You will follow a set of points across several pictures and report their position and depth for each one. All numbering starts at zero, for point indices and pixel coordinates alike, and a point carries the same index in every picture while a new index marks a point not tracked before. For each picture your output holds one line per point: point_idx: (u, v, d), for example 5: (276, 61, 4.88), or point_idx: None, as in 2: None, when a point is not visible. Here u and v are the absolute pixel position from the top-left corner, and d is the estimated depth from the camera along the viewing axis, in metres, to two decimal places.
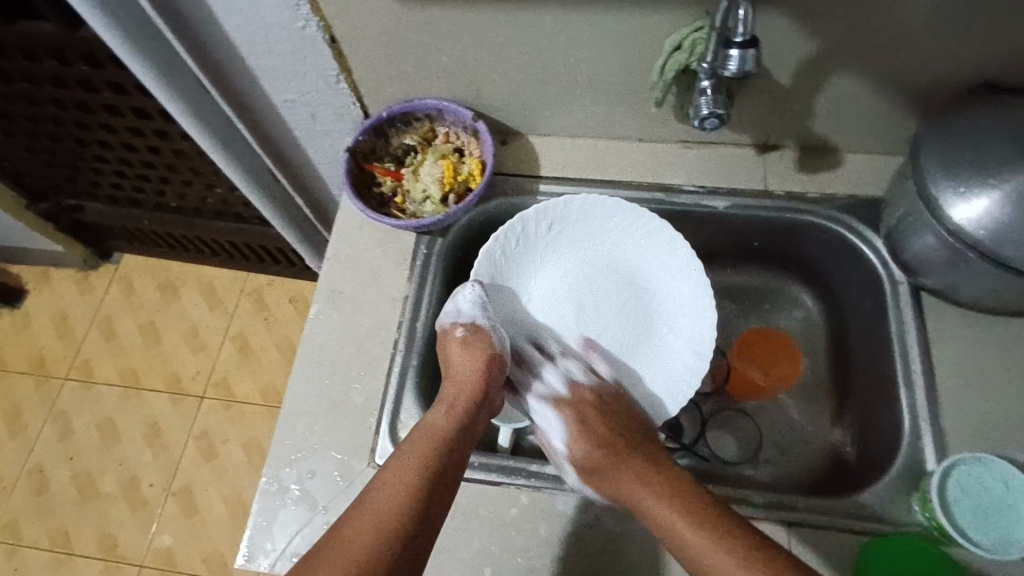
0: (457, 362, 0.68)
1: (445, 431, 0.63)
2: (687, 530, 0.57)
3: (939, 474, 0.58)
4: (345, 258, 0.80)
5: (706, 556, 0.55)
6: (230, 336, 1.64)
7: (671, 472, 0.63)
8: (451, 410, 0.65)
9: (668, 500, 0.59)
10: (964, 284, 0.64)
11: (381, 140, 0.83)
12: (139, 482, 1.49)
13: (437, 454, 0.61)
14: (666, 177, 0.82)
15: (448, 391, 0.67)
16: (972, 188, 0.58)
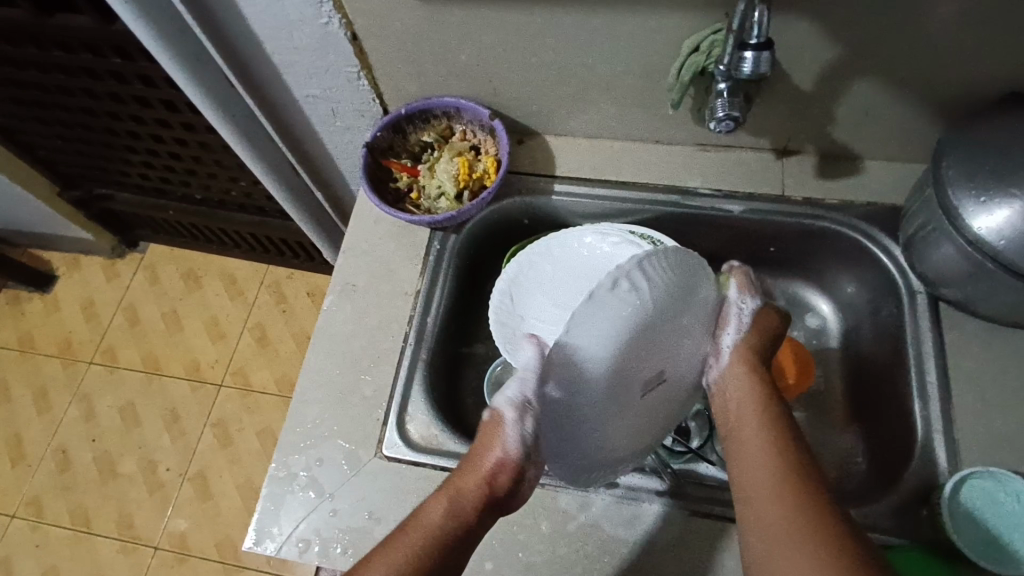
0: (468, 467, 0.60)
1: (443, 526, 0.57)
2: (776, 472, 0.56)
3: (949, 487, 0.57)
4: (360, 251, 0.81)
5: (773, 493, 0.55)
6: (249, 326, 1.67)
7: (778, 420, 0.62)
8: (452, 500, 0.59)
9: (779, 445, 0.59)
10: (985, 295, 0.62)
11: (399, 136, 0.84)
12: (157, 466, 1.52)
13: (433, 553, 0.55)
14: (681, 179, 0.81)
15: (455, 482, 0.60)
16: (994, 198, 0.57)
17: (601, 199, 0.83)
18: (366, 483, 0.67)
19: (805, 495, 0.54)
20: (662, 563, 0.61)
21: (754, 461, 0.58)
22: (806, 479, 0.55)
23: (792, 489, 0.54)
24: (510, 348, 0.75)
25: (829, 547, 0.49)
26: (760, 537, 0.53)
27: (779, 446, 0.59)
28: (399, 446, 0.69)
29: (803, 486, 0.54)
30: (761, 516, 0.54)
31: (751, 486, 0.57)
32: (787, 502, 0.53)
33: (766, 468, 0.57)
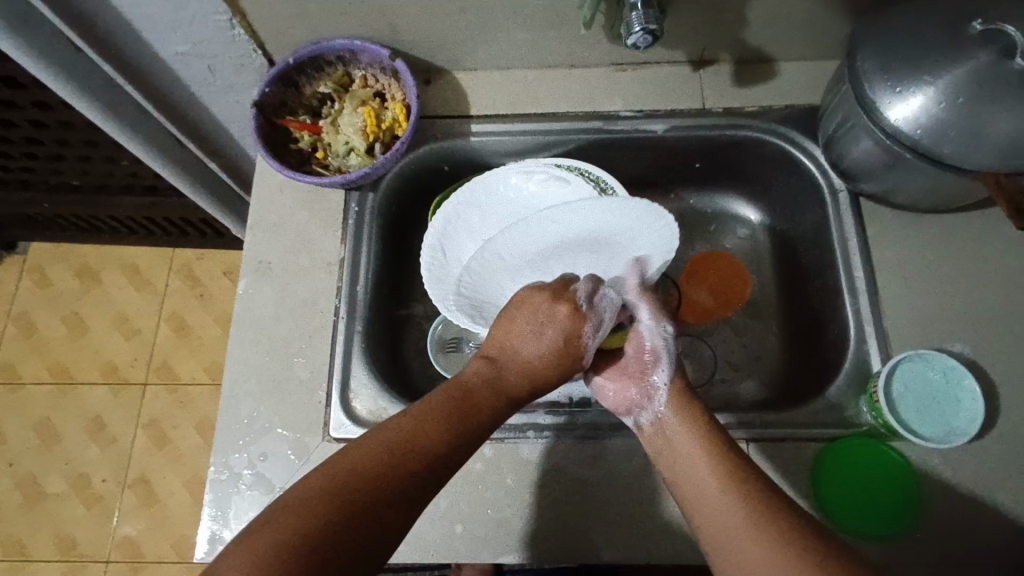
0: (523, 308, 0.60)
1: (479, 388, 0.54)
2: (747, 519, 0.48)
3: (887, 374, 0.60)
4: (270, 224, 0.74)
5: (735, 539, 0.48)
6: (164, 318, 1.54)
7: (757, 471, 0.52)
8: (490, 364, 0.57)
9: (732, 482, 0.50)
10: (900, 186, 0.64)
11: (292, 90, 0.75)
12: (91, 479, 1.42)
13: (459, 412, 0.52)
14: (602, 104, 0.78)
15: (497, 350, 0.58)
16: (907, 88, 0.57)
17: (523, 135, 0.78)
18: (318, 469, 0.63)
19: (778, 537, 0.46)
20: (630, 492, 0.62)
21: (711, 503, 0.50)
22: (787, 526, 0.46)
23: (748, 521, 0.47)
24: (450, 306, 0.71)
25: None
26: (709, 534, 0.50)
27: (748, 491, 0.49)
28: (347, 426, 0.65)
29: (779, 525, 0.47)
30: (716, 529, 0.49)
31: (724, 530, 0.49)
32: (755, 540, 0.47)
33: (704, 466, 0.52)
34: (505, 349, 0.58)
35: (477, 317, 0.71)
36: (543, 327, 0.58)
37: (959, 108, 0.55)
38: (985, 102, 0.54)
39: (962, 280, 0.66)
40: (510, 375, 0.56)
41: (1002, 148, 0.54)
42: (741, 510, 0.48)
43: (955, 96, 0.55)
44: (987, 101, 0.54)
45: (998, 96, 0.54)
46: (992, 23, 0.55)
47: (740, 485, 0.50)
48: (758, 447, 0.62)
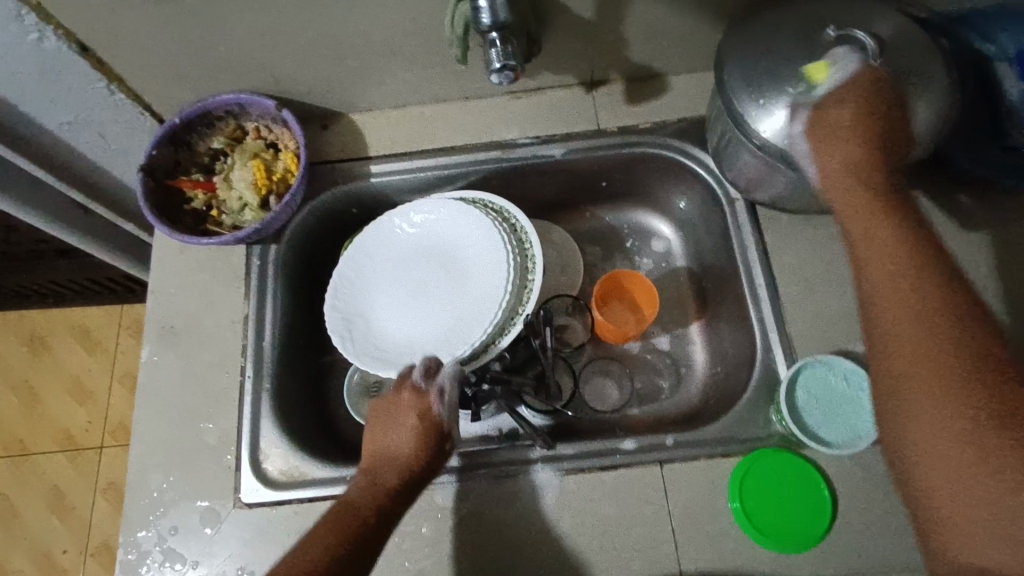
0: (378, 421, 0.62)
1: (362, 503, 0.57)
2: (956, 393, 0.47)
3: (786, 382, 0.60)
4: (172, 288, 0.73)
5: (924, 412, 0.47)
6: (117, 377, 1.51)
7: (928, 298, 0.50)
8: (370, 478, 0.58)
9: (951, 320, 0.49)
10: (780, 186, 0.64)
11: (183, 149, 0.74)
12: (53, 551, 1.38)
13: (348, 533, 0.55)
14: (499, 133, 0.77)
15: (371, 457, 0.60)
16: (775, 99, 0.57)
17: (423, 171, 0.77)
18: (231, 538, 0.62)
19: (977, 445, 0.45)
20: (547, 528, 0.60)
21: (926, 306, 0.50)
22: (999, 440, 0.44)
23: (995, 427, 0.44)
24: (344, 336, 0.71)
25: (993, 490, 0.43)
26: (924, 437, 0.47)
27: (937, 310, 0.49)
28: (259, 489, 0.64)
29: (994, 417, 0.45)
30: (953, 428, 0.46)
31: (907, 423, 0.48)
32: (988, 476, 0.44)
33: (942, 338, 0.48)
34: (377, 455, 0.60)
35: (352, 342, 0.71)
36: (394, 426, 0.61)
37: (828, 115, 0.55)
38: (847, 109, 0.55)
39: None
40: (389, 475, 0.58)
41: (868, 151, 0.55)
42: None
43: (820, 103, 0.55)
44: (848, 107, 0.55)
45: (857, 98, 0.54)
46: (845, 31, 0.56)
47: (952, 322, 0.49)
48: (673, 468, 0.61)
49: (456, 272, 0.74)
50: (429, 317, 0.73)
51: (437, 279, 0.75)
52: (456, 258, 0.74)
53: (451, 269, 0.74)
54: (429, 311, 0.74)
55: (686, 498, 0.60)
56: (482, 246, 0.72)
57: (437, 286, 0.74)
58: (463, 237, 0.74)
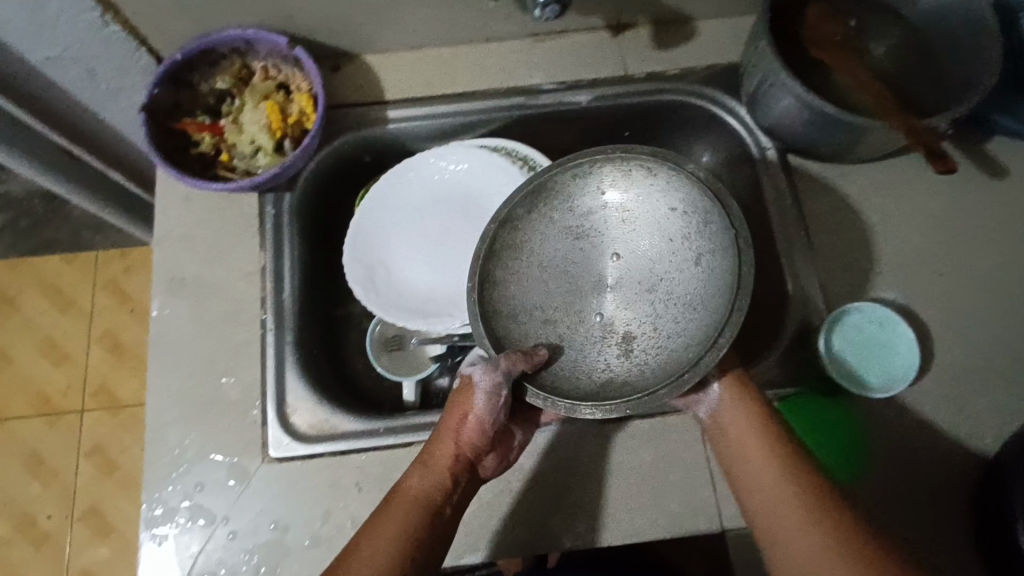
0: (457, 407, 0.58)
1: (421, 494, 0.54)
2: (798, 503, 0.52)
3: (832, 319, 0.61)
4: (179, 237, 0.69)
5: (785, 530, 0.51)
6: (95, 339, 1.34)
7: (743, 400, 0.57)
8: (429, 468, 0.55)
9: (764, 452, 0.55)
10: (536, 267, 0.65)
11: (185, 90, 0.69)
12: (36, 517, 1.24)
13: (414, 524, 0.53)
14: (522, 78, 0.74)
15: (431, 448, 0.57)
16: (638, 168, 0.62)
17: (442, 117, 0.74)
18: (261, 494, 0.60)
19: (857, 548, 0.48)
20: (588, 473, 0.61)
21: (752, 492, 0.54)
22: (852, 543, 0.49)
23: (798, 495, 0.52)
24: (369, 286, 0.69)
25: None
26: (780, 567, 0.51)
27: (755, 425, 0.56)
28: (288, 444, 0.62)
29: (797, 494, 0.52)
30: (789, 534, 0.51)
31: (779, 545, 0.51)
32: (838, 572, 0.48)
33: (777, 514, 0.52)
34: (435, 452, 0.56)
35: (372, 290, 0.69)
36: (436, 439, 0.57)
37: (664, 261, 0.64)
38: (630, 321, 0.64)
39: (890, 227, 0.67)
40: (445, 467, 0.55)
41: (588, 389, 0.59)
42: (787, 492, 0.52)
43: (651, 282, 0.65)
44: (632, 319, 0.64)
45: (628, 310, 0.65)
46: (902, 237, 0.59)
47: (800, 471, 0.53)
48: None
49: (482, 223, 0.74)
50: (454, 267, 0.73)
51: (460, 227, 0.74)
52: (482, 208, 0.74)
53: (474, 218, 0.74)
54: (450, 260, 0.73)
55: None
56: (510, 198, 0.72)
57: (460, 235, 0.74)
58: (493, 186, 0.74)
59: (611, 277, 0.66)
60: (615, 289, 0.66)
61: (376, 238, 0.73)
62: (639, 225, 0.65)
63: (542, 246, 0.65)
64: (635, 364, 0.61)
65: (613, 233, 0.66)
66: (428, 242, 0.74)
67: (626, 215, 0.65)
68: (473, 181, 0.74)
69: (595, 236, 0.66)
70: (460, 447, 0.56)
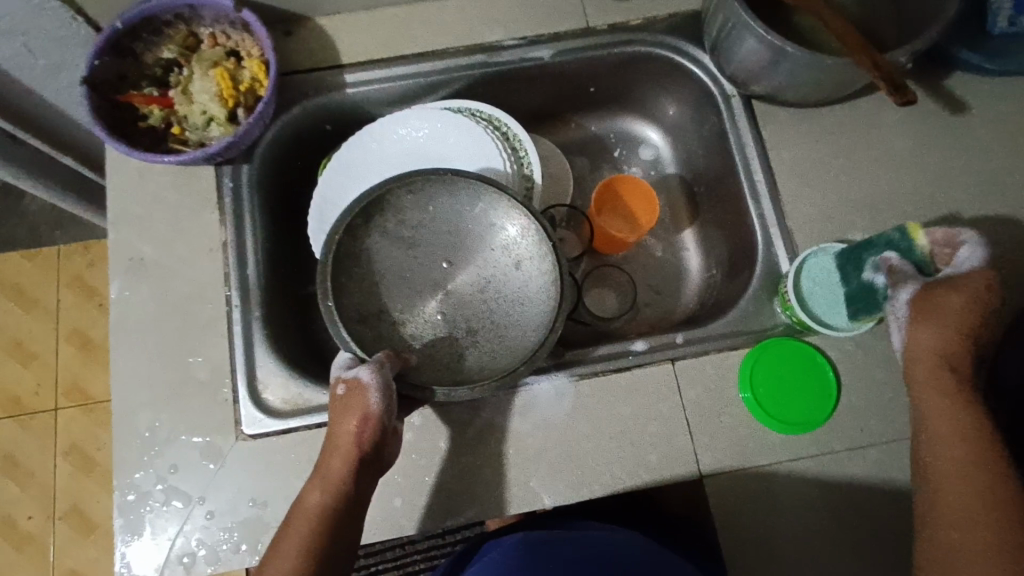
0: (342, 412, 0.55)
1: (322, 508, 0.53)
2: (975, 447, 0.51)
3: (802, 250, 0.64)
4: (134, 217, 0.66)
5: (973, 466, 0.51)
6: (64, 336, 1.30)
7: (964, 292, 0.53)
8: (325, 479, 0.54)
9: (955, 380, 0.53)
10: (373, 281, 0.61)
11: (129, 60, 0.66)
12: (15, 519, 1.21)
13: (317, 540, 0.52)
14: (482, 35, 0.72)
15: (325, 457, 0.55)
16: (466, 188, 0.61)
17: (401, 79, 0.72)
18: (237, 472, 0.59)
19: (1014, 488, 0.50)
20: (568, 430, 0.61)
21: (933, 425, 0.53)
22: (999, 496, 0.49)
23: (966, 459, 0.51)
24: None
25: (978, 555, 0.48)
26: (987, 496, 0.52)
27: (973, 312, 0.52)
28: (262, 420, 0.60)
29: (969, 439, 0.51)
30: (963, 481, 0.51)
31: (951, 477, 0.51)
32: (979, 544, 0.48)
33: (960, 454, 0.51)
34: (330, 460, 0.54)
35: None
36: (334, 446, 0.54)
37: (493, 262, 0.63)
38: (466, 321, 0.62)
39: (856, 169, 0.67)
40: (343, 476, 0.54)
41: (449, 381, 0.59)
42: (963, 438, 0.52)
43: (489, 282, 0.63)
44: (472, 319, 0.62)
45: (450, 319, 0.62)
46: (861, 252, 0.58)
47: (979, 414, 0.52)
48: (684, 366, 0.62)
49: None
50: None
51: None
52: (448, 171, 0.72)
53: None
54: None
55: (699, 393, 0.61)
56: (476, 160, 0.71)
57: None
58: (457, 148, 0.72)
59: (449, 283, 0.63)
60: (449, 295, 0.63)
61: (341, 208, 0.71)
62: (459, 232, 0.63)
63: (388, 263, 0.62)
64: (475, 361, 0.60)
65: (419, 242, 0.63)
66: None
67: (409, 238, 0.63)
68: (436, 143, 0.72)
69: (424, 245, 0.63)
70: (360, 452, 0.54)
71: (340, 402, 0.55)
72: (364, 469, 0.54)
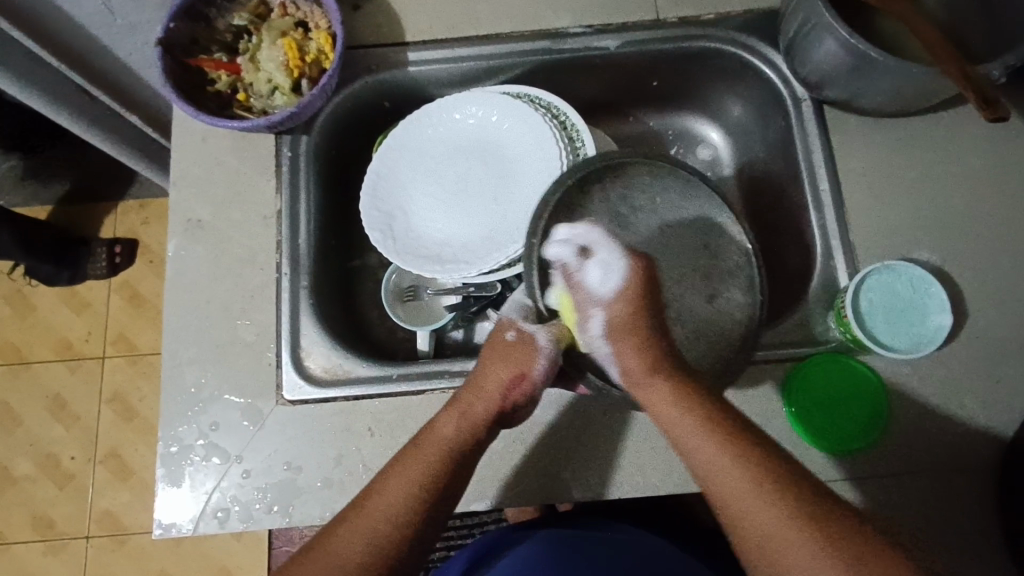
0: (501, 357, 0.58)
1: (456, 441, 0.54)
2: (755, 494, 0.47)
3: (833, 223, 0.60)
4: (195, 178, 0.68)
5: (758, 514, 0.46)
6: (115, 287, 1.35)
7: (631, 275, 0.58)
8: (462, 416, 0.55)
9: (715, 431, 0.50)
10: None
11: (201, 24, 0.67)
12: (59, 457, 1.28)
13: (445, 470, 0.52)
14: (548, 21, 0.71)
15: (464, 395, 0.57)
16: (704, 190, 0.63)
17: (463, 61, 0.72)
18: (275, 435, 0.60)
19: (804, 528, 0.45)
20: (601, 427, 0.60)
21: (713, 478, 0.49)
22: (848, 522, 0.45)
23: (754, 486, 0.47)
24: (385, 232, 0.68)
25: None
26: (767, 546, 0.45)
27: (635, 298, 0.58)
28: (302, 386, 0.62)
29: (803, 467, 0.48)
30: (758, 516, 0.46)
31: (753, 527, 0.46)
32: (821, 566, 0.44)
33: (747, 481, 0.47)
34: (473, 401, 0.56)
35: (390, 236, 0.69)
36: (482, 390, 0.57)
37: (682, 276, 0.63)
38: None
39: (929, 185, 0.64)
40: (483, 422, 0.55)
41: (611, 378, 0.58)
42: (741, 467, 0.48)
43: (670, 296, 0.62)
44: None
45: None
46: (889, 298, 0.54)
47: (753, 459, 0.48)
48: None
49: (503, 173, 0.71)
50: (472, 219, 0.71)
51: (478, 175, 0.72)
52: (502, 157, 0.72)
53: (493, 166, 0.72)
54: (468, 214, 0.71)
55: (741, 403, 0.60)
56: (532, 148, 0.70)
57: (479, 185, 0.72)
58: (514, 135, 0.71)
59: None
60: None
61: (393, 185, 0.71)
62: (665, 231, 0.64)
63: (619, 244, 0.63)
64: None
65: (632, 223, 0.63)
66: (443, 189, 0.72)
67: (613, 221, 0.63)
68: (492, 128, 0.72)
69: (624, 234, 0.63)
70: (504, 406, 0.56)
71: (495, 347, 0.59)
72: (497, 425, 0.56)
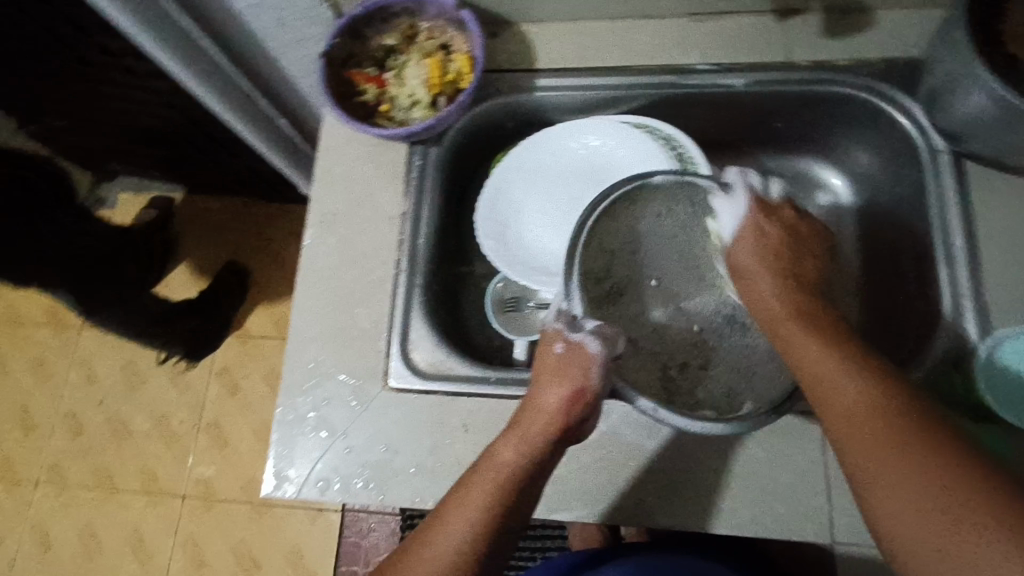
0: (556, 379, 0.57)
1: (513, 468, 0.53)
2: (895, 463, 0.44)
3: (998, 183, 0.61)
4: (335, 177, 0.75)
5: (857, 448, 0.46)
6: None
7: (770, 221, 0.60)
8: (520, 442, 0.54)
9: (841, 355, 0.50)
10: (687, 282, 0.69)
11: (358, 42, 0.74)
12: (170, 420, 1.41)
13: (500, 506, 0.51)
14: (676, 56, 0.73)
15: (520, 419, 0.56)
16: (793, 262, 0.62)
17: (589, 90, 0.75)
18: (377, 418, 0.65)
19: (937, 493, 0.41)
20: (690, 457, 0.59)
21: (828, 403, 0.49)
22: (943, 461, 0.43)
23: (882, 431, 0.45)
24: (497, 242, 0.72)
25: (956, 515, 0.40)
26: (892, 516, 0.43)
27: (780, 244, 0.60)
28: (407, 376, 0.66)
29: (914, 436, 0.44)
30: (877, 480, 0.44)
31: (857, 466, 0.46)
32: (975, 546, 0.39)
33: (863, 422, 0.46)
34: (527, 424, 0.55)
35: (503, 246, 0.72)
36: (538, 413, 0.55)
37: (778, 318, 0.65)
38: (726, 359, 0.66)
39: None
40: (545, 447, 0.54)
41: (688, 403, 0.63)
42: (860, 407, 0.47)
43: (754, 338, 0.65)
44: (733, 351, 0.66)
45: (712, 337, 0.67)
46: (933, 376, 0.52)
47: (885, 395, 0.47)
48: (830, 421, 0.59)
49: None
50: None
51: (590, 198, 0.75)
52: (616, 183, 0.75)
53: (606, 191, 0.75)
54: None
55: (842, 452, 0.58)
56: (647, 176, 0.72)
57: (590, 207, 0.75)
58: (630, 163, 0.74)
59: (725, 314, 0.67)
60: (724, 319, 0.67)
61: (508, 199, 0.75)
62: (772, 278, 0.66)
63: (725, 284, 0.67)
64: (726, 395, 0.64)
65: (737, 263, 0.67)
66: (556, 208, 0.76)
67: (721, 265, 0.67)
68: (610, 155, 0.75)
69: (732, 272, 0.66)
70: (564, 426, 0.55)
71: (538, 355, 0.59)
72: (555, 443, 0.55)
